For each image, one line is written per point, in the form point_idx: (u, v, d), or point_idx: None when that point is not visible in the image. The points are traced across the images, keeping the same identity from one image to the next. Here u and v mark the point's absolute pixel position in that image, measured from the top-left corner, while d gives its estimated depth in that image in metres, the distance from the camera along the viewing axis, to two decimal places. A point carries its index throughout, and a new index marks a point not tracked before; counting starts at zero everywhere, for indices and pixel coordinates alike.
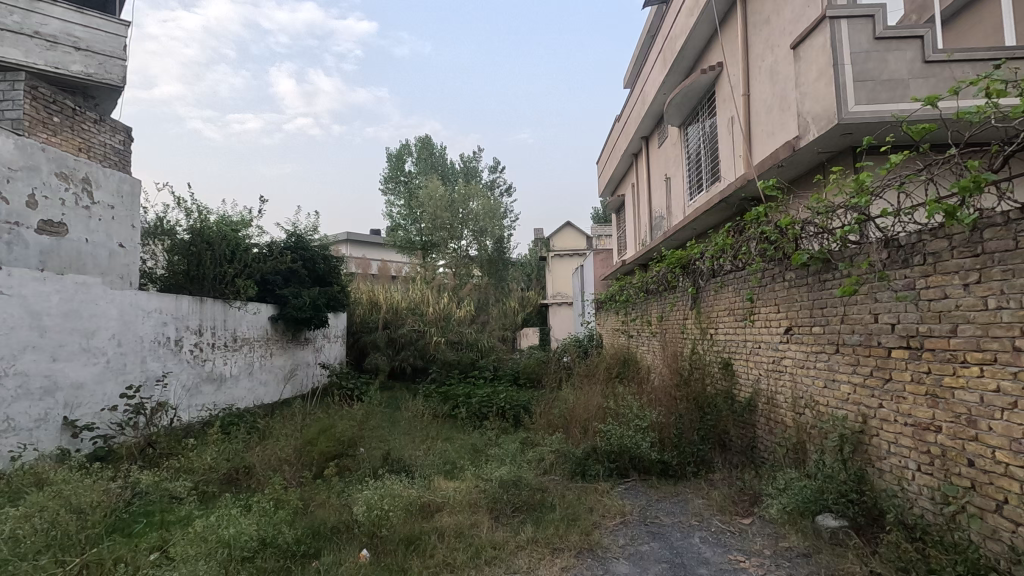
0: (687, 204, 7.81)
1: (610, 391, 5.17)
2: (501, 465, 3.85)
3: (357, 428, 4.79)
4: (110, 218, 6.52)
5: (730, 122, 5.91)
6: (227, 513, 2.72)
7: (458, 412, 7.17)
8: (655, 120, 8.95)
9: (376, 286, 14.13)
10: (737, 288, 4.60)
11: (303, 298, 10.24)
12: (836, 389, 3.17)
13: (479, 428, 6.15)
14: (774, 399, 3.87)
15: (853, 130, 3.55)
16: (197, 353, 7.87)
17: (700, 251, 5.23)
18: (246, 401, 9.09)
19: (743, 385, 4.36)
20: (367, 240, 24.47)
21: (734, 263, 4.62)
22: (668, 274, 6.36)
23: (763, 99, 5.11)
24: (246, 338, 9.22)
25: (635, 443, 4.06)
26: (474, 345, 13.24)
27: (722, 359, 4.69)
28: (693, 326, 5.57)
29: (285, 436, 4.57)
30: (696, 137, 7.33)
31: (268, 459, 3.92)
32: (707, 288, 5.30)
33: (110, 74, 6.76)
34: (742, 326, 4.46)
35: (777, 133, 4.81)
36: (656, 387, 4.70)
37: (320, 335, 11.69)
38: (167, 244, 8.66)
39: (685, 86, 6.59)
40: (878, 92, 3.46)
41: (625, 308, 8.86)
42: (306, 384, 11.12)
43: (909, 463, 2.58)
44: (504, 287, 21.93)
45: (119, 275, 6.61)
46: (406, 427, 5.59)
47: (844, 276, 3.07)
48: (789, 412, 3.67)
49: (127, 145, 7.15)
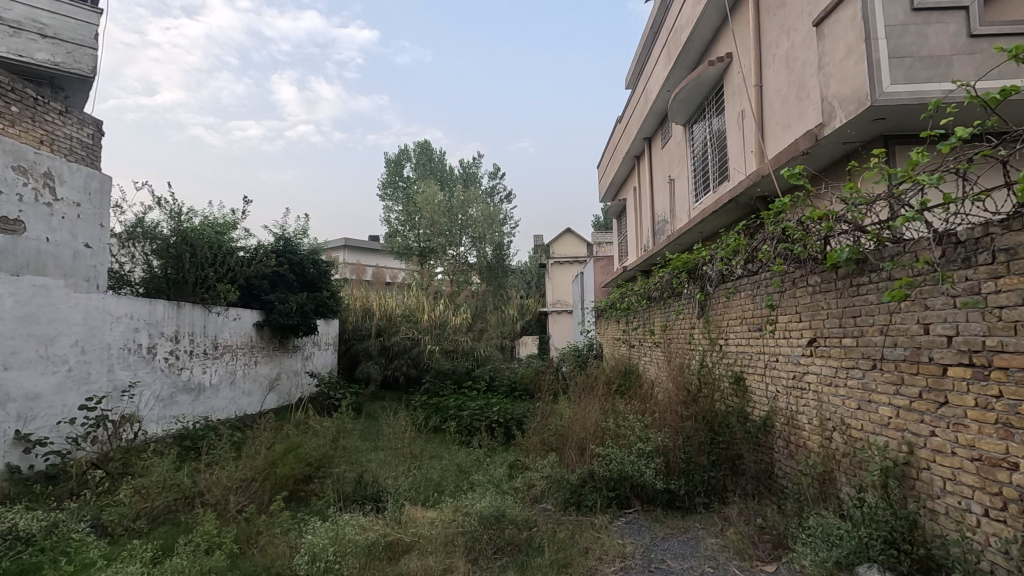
0: (692, 207, 7.39)
1: (610, 405, 4.72)
2: (485, 495, 3.39)
3: (329, 447, 4.33)
4: (75, 216, 6.10)
5: (740, 116, 5.49)
6: (141, 560, 2.28)
7: (447, 427, 6.73)
8: (658, 119, 8.55)
9: (371, 291, 13.72)
10: (751, 294, 4.16)
11: (290, 303, 9.82)
12: (872, 411, 2.73)
13: (468, 445, 5.70)
14: (796, 420, 3.42)
15: (886, 115, 3.11)
16: (173, 360, 7.44)
17: (709, 254, 4.80)
18: (228, 412, 8.66)
19: (759, 403, 3.91)
20: (365, 246, 24.16)
21: (748, 266, 4.19)
22: (673, 280, 5.93)
23: (778, 88, 4.70)
24: (228, 345, 8.79)
25: (638, 470, 3.58)
26: (470, 354, 12.79)
27: (733, 373, 4.25)
28: (700, 335, 5.13)
29: (248, 457, 4.11)
30: (702, 135, 6.92)
31: (221, 483, 3.47)
32: (716, 294, 4.85)
33: (79, 64, 6.32)
34: (756, 337, 4.02)
35: (796, 124, 4.39)
36: (660, 404, 4.25)
37: (309, 342, 11.27)
38: (152, 247, 8.12)
39: (692, 79, 6.19)
40: (917, 70, 3.02)
41: (626, 316, 8.43)
42: (293, 393, 10.68)
43: (971, 506, 2.13)
44: (503, 294, 21.54)
45: (83, 277, 6.18)
46: (388, 446, 5.13)
47: (885, 279, 2.62)
48: (816, 436, 3.22)
49: (97, 139, 6.71)
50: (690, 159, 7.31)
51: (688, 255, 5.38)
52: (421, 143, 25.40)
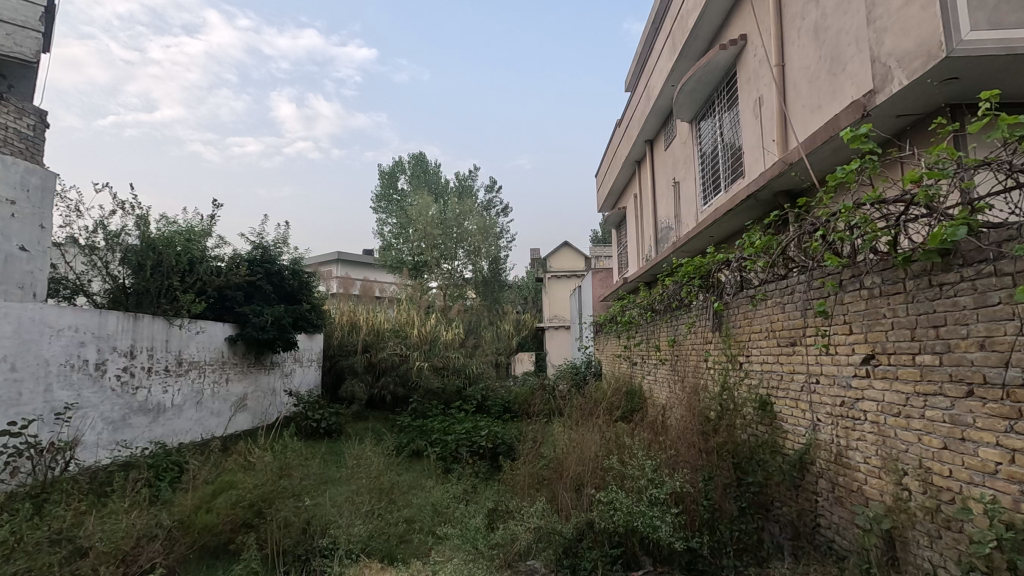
0: (699, 211, 6.78)
1: (612, 430, 4.06)
2: (454, 560, 2.67)
3: (276, 481, 3.59)
4: (8, 215, 5.43)
5: (757, 104, 4.89)
6: None
7: (429, 454, 6.02)
8: (661, 119, 7.97)
9: (358, 305, 13.00)
10: (780, 302, 3.49)
11: (266, 316, 9.13)
12: (968, 454, 2.04)
13: (448, 477, 4.97)
14: (850, 458, 2.75)
15: (961, 73, 2.48)
16: (126, 379, 6.70)
17: (728, 256, 4.13)
18: (192, 435, 7.90)
19: (794, 434, 3.25)
20: (360, 260, 23.54)
21: (777, 270, 3.52)
22: (682, 289, 5.25)
23: (805, 65, 4.08)
24: (194, 362, 8.07)
25: (651, 525, 2.81)
26: (462, 371, 12.01)
27: (758, 397, 3.59)
28: (715, 351, 4.48)
29: (172, 505, 3.38)
30: (711, 131, 6.33)
31: (109, 550, 2.74)
32: (737, 303, 4.16)
33: (20, 47, 5.68)
34: (788, 354, 3.36)
35: (828, 104, 3.79)
36: (672, 432, 3.57)
37: (289, 358, 10.57)
38: (120, 258, 7.32)
39: (700, 66, 5.58)
40: (1004, 13, 2.39)
41: (627, 331, 7.77)
42: (269, 413, 9.96)
43: None
44: (499, 309, 20.88)
45: (16, 284, 5.46)
46: (352, 480, 4.38)
47: (987, 277, 1.94)
48: (880, 481, 2.54)
49: (38, 131, 6.05)
50: (697, 159, 6.70)
51: (702, 259, 4.68)
52: (416, 155, 24.93)
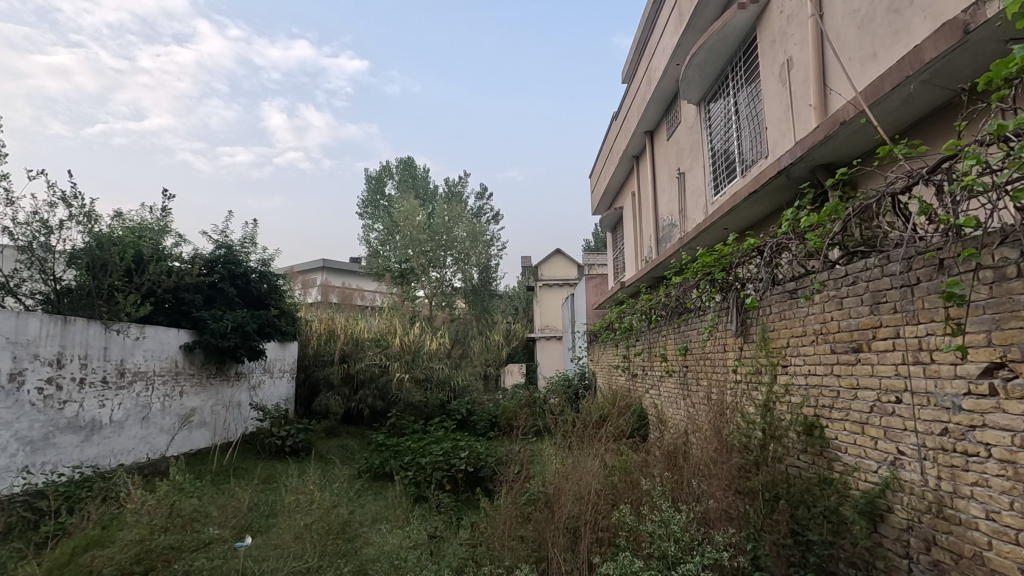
0: (708, 201, 6.01)
1: (616, 458, 3.22)
2: None
3: (168, 533, 2.72)
4: None
5: (785, 68, 4.13)
6: None
7: (398, 480, 5.15)
8: (664, 104, 7.23)
9: (337, 313, 12.11)
10: (837, 297, 2.68)
11: (227, 321, 8.23)
12: None
13: (417, 513, 4.09)
14: (961, 511, 1.94)
15: None
16: (50, 393, 5.77)
17: (759, 244, 3.33)
18: (137, 456, 6.94)
19: (862, 470, 2.43)
20: (344, 267, 22.63)
21: (831, 256, 2.72)
22: (696, 288, 4.45)
23: (853, 9, 3.33)
24: (141, 372, 7.16)
25: None
26: (445, 384, 11.13)
27: (807, 421, 2.76)
28: (741, 360, 3.68)
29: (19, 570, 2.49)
30: (723, 112, 5.58)
31: None
32: (771, 301, 3.35)
33: None
34: (851, 364, 2.55)
35: (886, 51, 3.04)
36: (696, 468, 2.74)
37: (256, 368, 9.66)
38: (65, 257, 6.39)
39: (714, 31, 4.83)
40: None
41: (625, 339, 6.99)
42: (232, 429, 9.07)
43: None
44: (487, 319, 20.04)
45: None
46: (288, 521, 3.47)
47: None
48: (1018, 548, 1.74)
49: None
50: (707, 144, 5.94)
51: (722, 250, 3.89)
52: (404, 160, 24.20)
